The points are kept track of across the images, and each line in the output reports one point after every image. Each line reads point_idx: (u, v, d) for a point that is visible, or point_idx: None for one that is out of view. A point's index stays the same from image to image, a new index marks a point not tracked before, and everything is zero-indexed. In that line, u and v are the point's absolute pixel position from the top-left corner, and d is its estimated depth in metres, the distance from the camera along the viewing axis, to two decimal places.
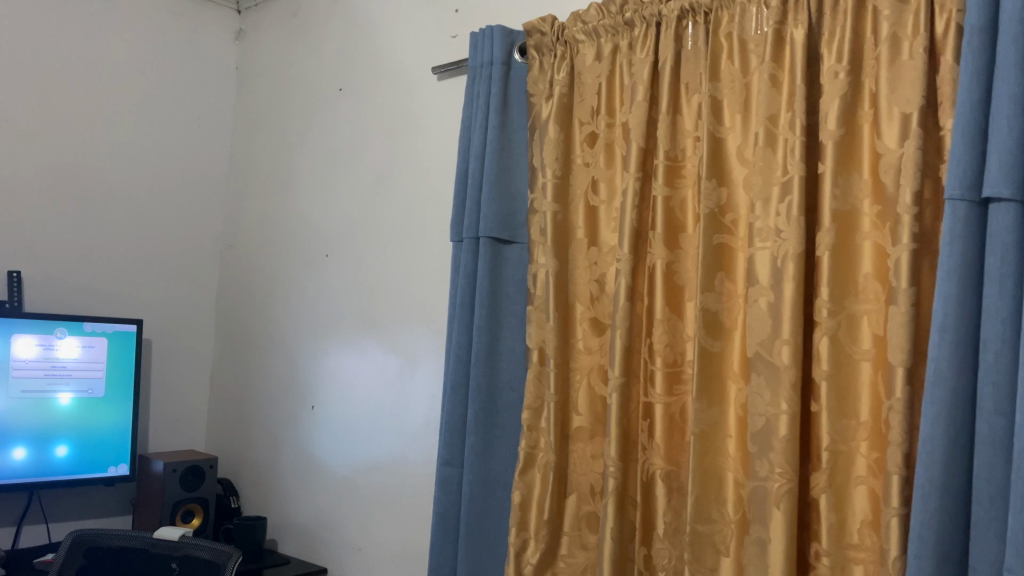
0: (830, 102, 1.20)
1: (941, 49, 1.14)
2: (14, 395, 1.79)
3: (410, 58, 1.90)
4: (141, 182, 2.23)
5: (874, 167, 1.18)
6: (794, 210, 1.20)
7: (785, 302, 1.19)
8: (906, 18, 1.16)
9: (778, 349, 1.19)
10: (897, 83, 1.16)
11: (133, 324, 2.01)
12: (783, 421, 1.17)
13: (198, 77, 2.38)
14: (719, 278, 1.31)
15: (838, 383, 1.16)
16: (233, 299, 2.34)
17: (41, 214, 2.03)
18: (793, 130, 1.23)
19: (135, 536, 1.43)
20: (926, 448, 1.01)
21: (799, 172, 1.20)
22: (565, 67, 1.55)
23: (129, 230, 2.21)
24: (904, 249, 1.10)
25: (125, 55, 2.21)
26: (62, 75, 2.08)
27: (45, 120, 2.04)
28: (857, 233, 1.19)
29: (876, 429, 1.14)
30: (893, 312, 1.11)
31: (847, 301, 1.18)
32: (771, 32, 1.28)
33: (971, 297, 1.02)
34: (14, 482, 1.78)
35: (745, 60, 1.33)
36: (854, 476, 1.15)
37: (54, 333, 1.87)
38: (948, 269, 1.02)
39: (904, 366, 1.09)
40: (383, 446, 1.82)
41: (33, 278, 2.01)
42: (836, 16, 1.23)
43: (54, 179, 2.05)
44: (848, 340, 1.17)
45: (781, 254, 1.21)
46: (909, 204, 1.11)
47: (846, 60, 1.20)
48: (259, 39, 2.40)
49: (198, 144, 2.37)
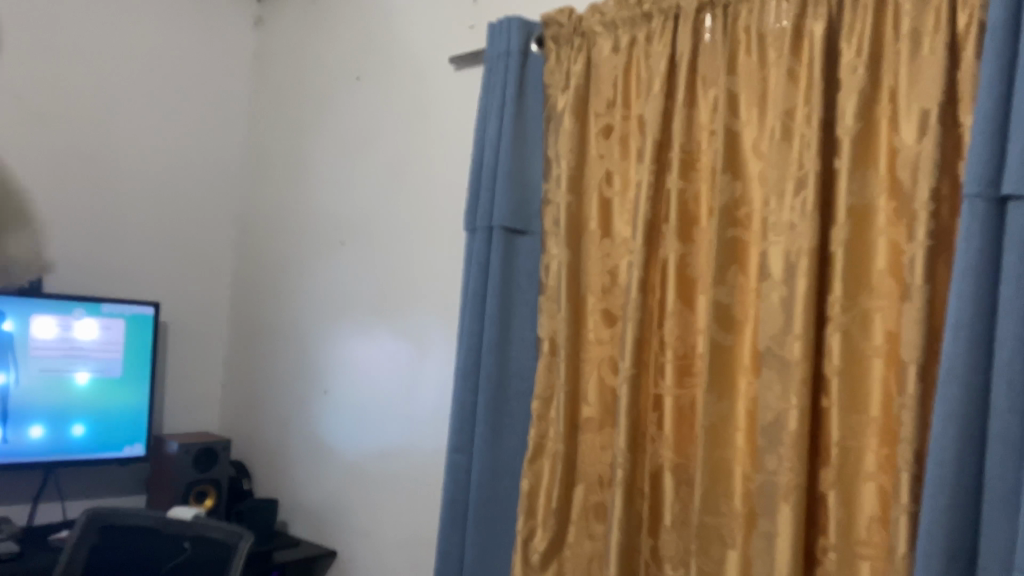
0: (848, 97, 1.20)
1: (962, 45, 1.13)
2: (32, 374, 1.81)
3: (426, 47, 1.91)
4: (157, 167, 2.25)
5: (892, 163, 1.18)
6: (808, 205, 1.20)
7: (798, 296, 1.19)
8: (927, 13, 1.16)
9: (790, 343, 1.19)
10: (916, 79, 1.15)
11: (150, 306, 2.03)
12: (793, 415, 1.16)
13: (216, 64, 2.40)
14: (732, 272, 1.31)
15: (849, 378, 1.16)
16: (247, 285, 2.36)
17: (60, 197, 2.05)
18: (809, 124, 1.23)
19: (150, 514, 1.45)
20: (937, 445, 1.00)
21: (816, 166, 1.20)
22: (582, 58, 1.55)
23: (145, 214, 2.23)
24: (920, 247, 1.10)
25: (142, 42, 2.22)
26: (82, 60, 2.10)
27: (63, 105, 2.06)
28: (873, 228, 1.19)
29: (887, 425, 1.14)
30: (907, 309, 1.11)
31: (860, 297, 1.18)
32: (791, 26, 1.28)
33: (987, 294, 1.01)
34: (32, 460, 1.81)
35: (763, 54, 1.33)
36: (864, 472, 1.15)
37: (73, 314, 1.89)
38: (964, 267, 1.01)
39: (917, 363, 1.08)
40: (393, 433, 1.83)
41: (51, 260, 2.04)
42: (855, 10, 1.23)
43: (72, 163, 2.08)
44: (860, 335, 1.17)
45: (794, 249, 1.21)
46: (926, 200, 1.10)
47: (865, 55, 1.20)
48: (277, 26, 2.41)
49: (215, 131, 2.39)
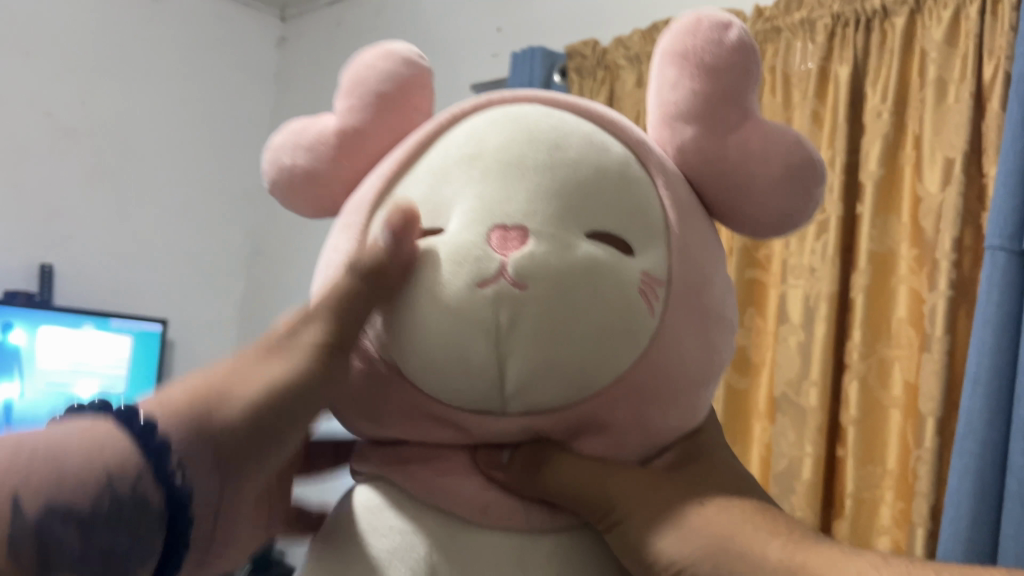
0: (872, 141, 1.19)
1: (988, 95, 1.11)
2: (39, 388, 1.68)
3: (451, 78, 1.93)
4: (180, 179, 2.21)
5: (914, 211, 1.16)
6: (829, 248, 1.19)
7: (816, 341, 1.18)
8: (954, 61, 1.14)
9: (805, 390, 1.18)
10: (941, 126, 1.13)
11: (157, 322, 1.95)
12: (807, 463, 1.16)
13: (242, 79, 2.39)
14: (749, 313, 1.33)
15: (865, 427, 1.14)
16: (258, 305, 2.31)
17: (78, 214, 1.99)
18: (832, 168, 1.21)
19: None
20: (954, 501, 0.93)
21: (837, 211, 1.19)
22: (605, 92, 1.55)
23: (164, 227, 2.18)
24: (941, 296, 1.08)
25: (171, 53, 2.20)
26: (108, 71, 2.06)
27: (87, 119, 2.01)
28: (895, 275, 1.17)
29: (903, 479, 1.11)
30: (927, 359, 1.08)
31: (879, 345, 1.16)
32: (816, 68, 1.27)
33: (1008, 349, 0.95)
34: None
35: (788, 94, 1.32)
36: (878, 526, 1.12)
37: (81, 328, 1.78)
38: (986, 318, 0.96)
39: (934, 416, 1.06)
40: None
41: (65, 273, 1.96)
42: (883, 55, 1.22)
43: (89, 174, 2.02)
44: (878, 385, 1.15)
45: (814, 293, 1.20)
46: (948, 250, 1.08)
47: (890, 100, 1.19)
48: (302, 45, 2.42)
49: (232, 146, 2.35)
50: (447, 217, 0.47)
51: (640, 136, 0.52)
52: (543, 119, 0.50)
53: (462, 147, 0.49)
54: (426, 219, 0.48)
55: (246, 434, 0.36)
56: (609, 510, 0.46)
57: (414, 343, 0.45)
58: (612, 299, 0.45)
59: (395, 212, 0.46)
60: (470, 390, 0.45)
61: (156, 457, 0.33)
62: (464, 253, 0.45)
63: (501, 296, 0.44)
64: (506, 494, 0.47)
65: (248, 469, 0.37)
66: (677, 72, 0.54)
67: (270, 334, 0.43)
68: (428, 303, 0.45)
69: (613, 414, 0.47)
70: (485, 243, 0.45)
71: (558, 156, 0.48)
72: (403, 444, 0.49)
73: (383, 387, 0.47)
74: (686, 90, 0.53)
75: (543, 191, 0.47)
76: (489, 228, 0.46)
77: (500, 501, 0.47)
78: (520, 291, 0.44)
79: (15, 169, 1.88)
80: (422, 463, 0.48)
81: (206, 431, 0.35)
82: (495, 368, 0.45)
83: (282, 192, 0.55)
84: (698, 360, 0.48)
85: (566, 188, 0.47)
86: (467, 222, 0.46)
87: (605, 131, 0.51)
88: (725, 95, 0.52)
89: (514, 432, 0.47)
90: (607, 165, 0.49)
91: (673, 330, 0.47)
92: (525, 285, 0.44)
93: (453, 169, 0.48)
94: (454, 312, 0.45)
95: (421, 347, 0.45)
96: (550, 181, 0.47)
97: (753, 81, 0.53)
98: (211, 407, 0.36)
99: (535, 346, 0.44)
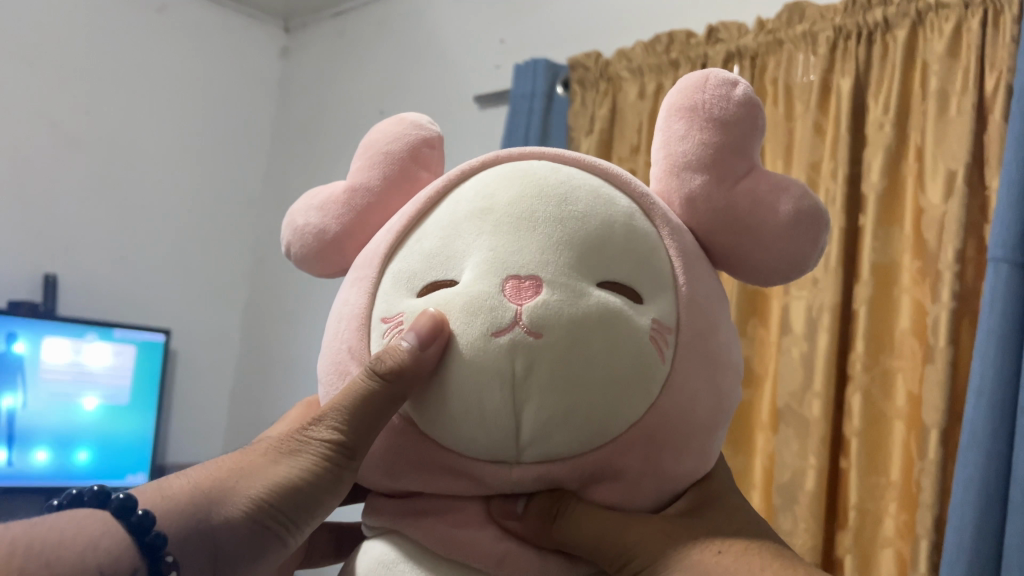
0: (875, 153, 1.19)
1: (989, 107, 1.11)
2: (41, 397, 1.68)
3: (455, 88, 1.94)
4: (182, 188, 2.22)
5: (916, 223, 1.16)
6: (832, 260, 1.19)
7: (818, 353, 1.18)
8: (955, 73, 1.14)
9: (809, 402, 1.18)
10: (943, 138, 1.13)
11: (161, 333, 1.95)
12: (811, 475, 1.15)
13: (245, 90, 2.40)
14: (753, 324, 1.33)
15: (868, 438, 1.14)
16: (260, 315, 2.31)
17: (82, 223, 2.00)
18: (834, 179, 1.22)
19: None
20: (958, 513, 0.93)
21: (840, 222, 1.19)
22: (608, 102, 1.55)
23: (167, 237, 2.18)
24: (943, 308, 1.08)
25: (175, 64, 2.21)
26: (113, 82, 2.07)
27: (91, 130, 2.02)
28: (897, 286, 1.17)
29: (906, 491, 1.11)
30: (930, 370, 1.08)
31: (881, 357, 1.16)
32: (818, 80, 1.27)
33: (1012, 361, 0.94)
34: (36, 486, 1.65)
35: (791, 105, 1.33)
36: (882, 538, 1.11)
37: (85, 337, 1.78)
38: (989, 329, 0.95)
39: (937, 428, 1.06)
40: None
41: (69, 283, 1.97)
42: (885, 67, 1.22)
43: (93, 184, 2.02)
44: (881, 396, 1.15)
45: (817, 305, 1.20)
46: (950, 261, 1.08)
47: (892, 111, 1.19)
48: (305, 56, 2.43)
49: (235, 156, 2.36)
50: (461, 266, 0.52)
51: (643, 187, 0.56)
52: (550, 177, 0.54)
53: (473, 202, 0.54)
54: (443, 271, 0.52)
55: (240, 530, 0.52)
56: (627, 560, 0.51)
57: (447, 403, 0.50)
58: (630, 349, 0.49)
59: (425, 322, 0.49)
60: (488, 438, 0.49)
61: (148, 550, 0.48)
62: (479, 302, 0.49)
63: (516, 344, 0.48)
64: (520, 542, 0.51)
65: (242, 561, 0.52)
66: (684, 124, 0.58)
67: (268, 447, 0.57)
68: (448, 357, 0.50)
69: (626, 463, 0.51)
70: (501, 291, 0.49)
71: (566, 209, 0.52)
72: (419, 498, 0.53)
73: (413, 444, 0.52)
74: (696, 140, 0.57)
75: (553, 244, 0.51)
76: (503, 277, 0.50)
77: (516, 550, 0.51)
78: (534, 338, 0.48)
79: (19, 178, 1.89)
80: (439, 515, 0.52)
81: (192, 530, 0.51)
82: (511, 413, 0.49)
83: (299, 244, 0.62)
84: (711, 406, 0.52)
85: (576, 241, 0.51)
86: (482, 272, 0.50)
87: (613, 187, 0.56)
88: (729, 147, 0.57)
89: (531, 481, 0.51)
90: (614, 225, 0.53)
91: (683, 377, 0.51)
92: (539, 333, 0.48)
93: (466, 220, 0.53)
94: (470, 365, 0.49)
95: (450, 403, 0.50)
96: (558, 232, 0.51)
97: (756, 132, 0.59)
98: (200, 509, 0.52)
99: (550, 395, 0.49)
